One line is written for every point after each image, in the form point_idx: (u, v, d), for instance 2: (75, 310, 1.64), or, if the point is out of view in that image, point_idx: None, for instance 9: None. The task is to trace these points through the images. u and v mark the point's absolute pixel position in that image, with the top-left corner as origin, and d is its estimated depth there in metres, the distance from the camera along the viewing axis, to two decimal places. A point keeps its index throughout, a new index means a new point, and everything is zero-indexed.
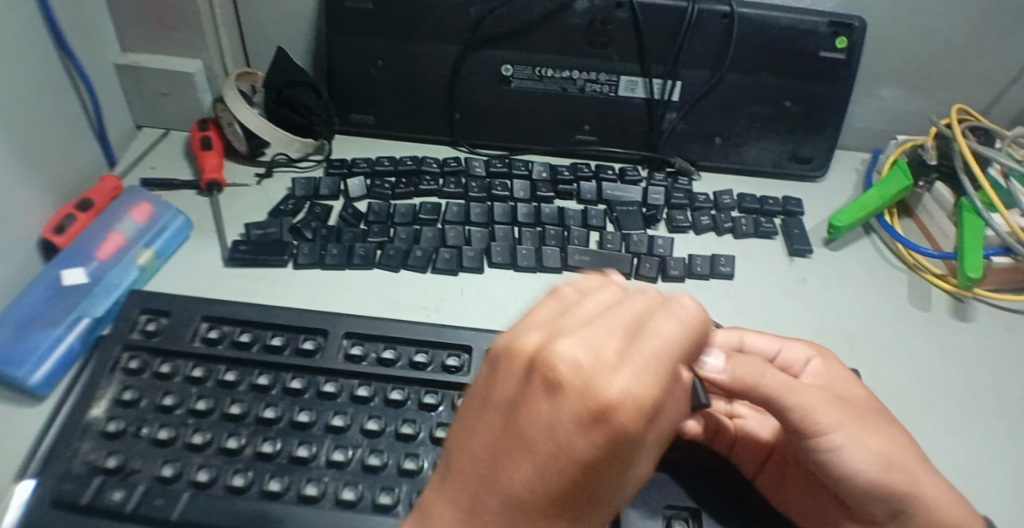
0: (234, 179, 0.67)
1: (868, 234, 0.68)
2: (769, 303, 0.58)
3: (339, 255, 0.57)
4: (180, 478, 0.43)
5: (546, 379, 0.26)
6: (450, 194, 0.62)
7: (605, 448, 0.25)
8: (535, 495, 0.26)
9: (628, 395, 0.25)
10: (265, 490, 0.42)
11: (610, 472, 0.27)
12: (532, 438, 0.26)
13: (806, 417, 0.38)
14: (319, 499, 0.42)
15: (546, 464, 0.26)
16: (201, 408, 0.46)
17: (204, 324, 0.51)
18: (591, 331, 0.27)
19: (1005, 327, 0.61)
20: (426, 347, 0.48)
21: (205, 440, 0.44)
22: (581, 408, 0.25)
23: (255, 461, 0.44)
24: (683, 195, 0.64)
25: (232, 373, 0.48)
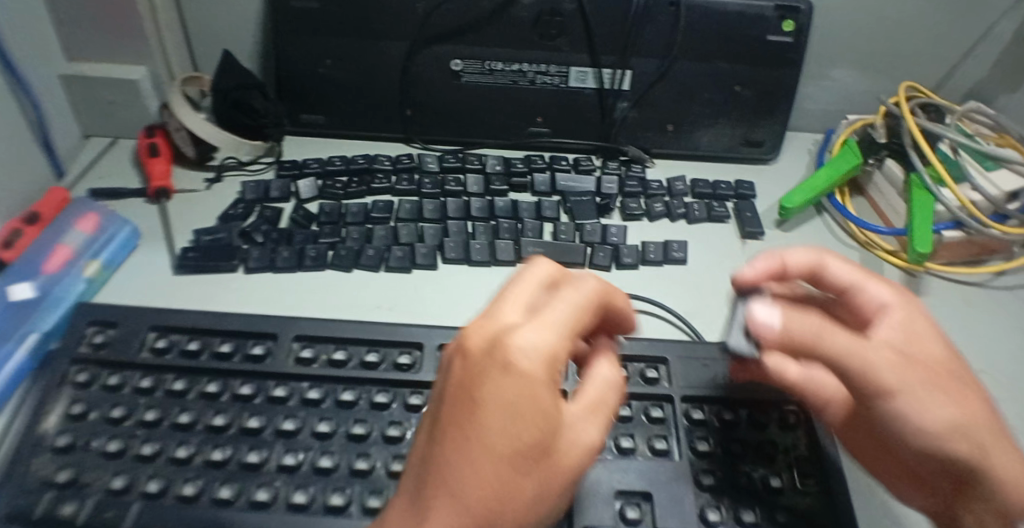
0: (181, 184, 0.66)
1: (821, 213, 0.69)
2: (723, 287, 0.58)
3: (289, 257, 0.56)
4: (131, 490, 0.42)
5: (459, 347, 0.30)
6: (403, 191, 0.61)
7: (518, 389, 0.28)
8: (465, 451, 0.28)
9: (522, 344, 0.29)
10: (215, 498, 0.41)
11: (533, 419, 0.28)
12: (453, 404, 0.29)
13: (871, 377, 0.34)
14: (270, 504, 0.41)
15: (468, 417, 0.28)
16: (150, 418, 0.45)
17: (152, 334, 0.50)
18: (488, 307, 0.32)
19: (956, 300, 0.62)
20: (377, 346, 0.48)
21: (155, 450, 0.44)
22: (488, 362, 0.29)
23: (205, 469, 0.43)
24: (637, 184, 0.64)
25: (182, 382, 0.47)
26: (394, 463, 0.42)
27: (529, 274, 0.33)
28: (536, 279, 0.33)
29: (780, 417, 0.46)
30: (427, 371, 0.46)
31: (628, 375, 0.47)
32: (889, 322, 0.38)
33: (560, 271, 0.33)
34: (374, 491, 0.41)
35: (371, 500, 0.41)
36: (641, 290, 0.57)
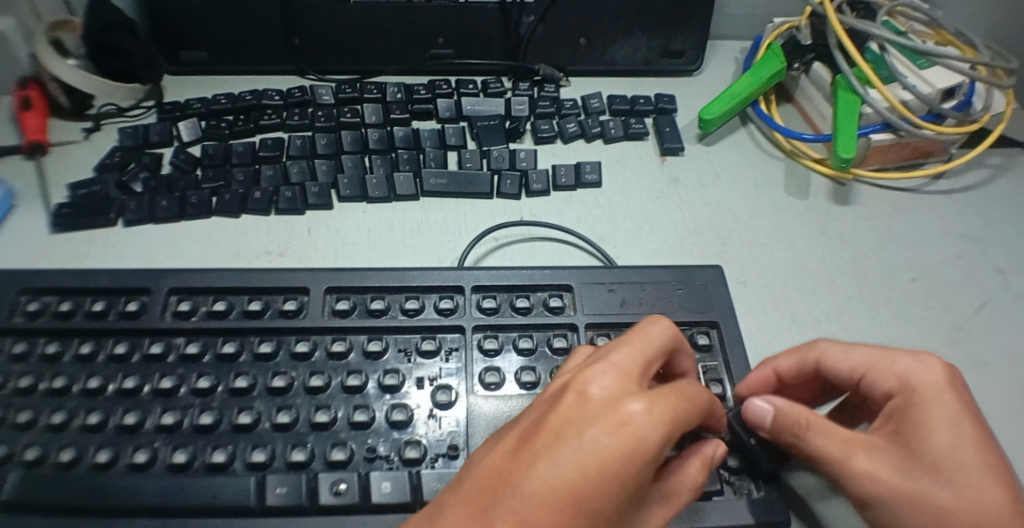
0: (60, 137, 0.58)
1: (747, 124, 0.66)
2: (637, 208, 0.56)
3: (169, 207, 0.52)
4: (8, 461, 0.40)
5: (581, 393, 0.34)
6: (295, 126, 0.57)
7: (624, 448, 0.32)
8: (545, 492, 0.31)
9: (647, 412, 0.33)
10: (93, 464, 0.39)
11: (618, 485, 0.31)
12: (549, 430, 0.33)
13: (834, 464, 0.37)
14: (149, 466, 0.39)
15: (565, 457, 0.32)
16: (24, 385, 0.42)
17: (24, 298, 0.46)
18: (631, 362, 0.36)
19: (882, 206, 0.61)
20: (260, 295, 0.46)
21: (31, 417, 0.41)
22: (605, 412, 0.33)
23: (81, 435, 0.41)
24: (549, 103, 0.60)
25: (54, 345, 0.44)
26: (279, 416, 0.41)
27: (662, 333, 0.37)
28: (659, 339, 0.37)
29: (692, 341, 0.46)
30: (314, 316, 0.45)
31: (531, 306, 0.46)
32: (890, 370, 0.40)
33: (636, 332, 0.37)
34: (257, 447, 0.40)
35: (254, 455, 0.40)
36: (549, 217, 0.54)
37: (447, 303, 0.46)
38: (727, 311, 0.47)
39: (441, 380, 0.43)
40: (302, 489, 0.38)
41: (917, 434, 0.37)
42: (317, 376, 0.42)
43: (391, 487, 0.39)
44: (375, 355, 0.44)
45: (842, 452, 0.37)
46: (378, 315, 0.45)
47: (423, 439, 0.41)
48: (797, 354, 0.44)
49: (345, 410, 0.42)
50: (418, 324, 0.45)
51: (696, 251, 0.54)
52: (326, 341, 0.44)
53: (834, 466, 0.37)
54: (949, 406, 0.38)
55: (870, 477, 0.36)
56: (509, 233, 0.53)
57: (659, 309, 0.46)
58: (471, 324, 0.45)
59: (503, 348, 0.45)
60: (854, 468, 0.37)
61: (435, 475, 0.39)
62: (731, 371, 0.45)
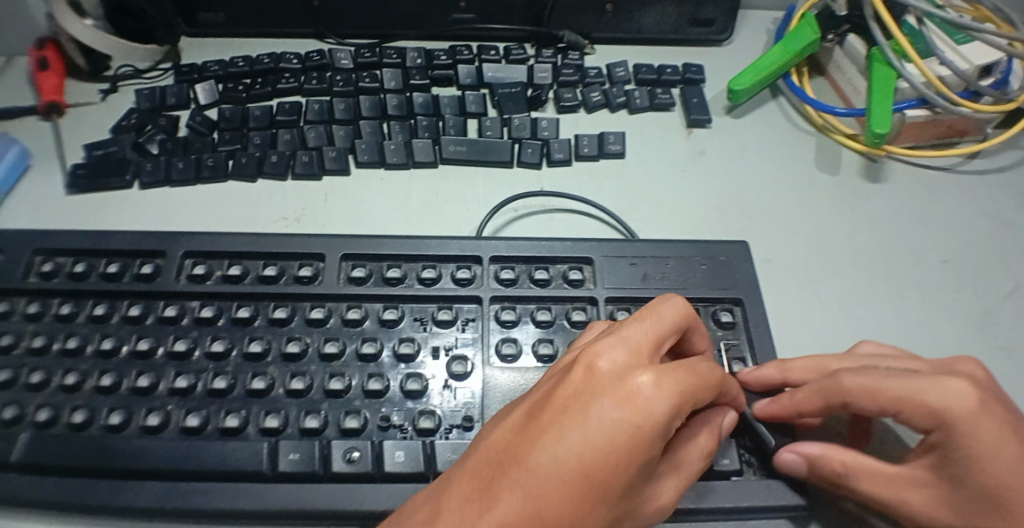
0: (76, 98, 0.57)
1: (777, 97, 0.63)
2: (660, 182, 0.55)
3: (185, 170, 0.51)
4: (22, 420, 0.40)
5: (589, 368, 0.33)
6: (313, 91, 0.56)
7: (630, 422, 0.31)
8: (552, 465, 0.31)
9: (655, 387, 0.32)
10: (106, 425, 0.39)
11: (626, 459, 0.31)
12: (556, 404, 0.33)
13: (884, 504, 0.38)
14: (162, 430, 0.39)
15: (573, 433, 0.32)
16: (38, 345, 0.42)
17: (39, 259, 0.46)
18: (642, 337, 0.34)
19: (916, 187, 0.58)
20: (275, 260, 0.45)
21: (43, 378, 0.41)
22: (613, 386, 0.32)
23: (95, 396, 0.41)
24: (573, 71, 0.58)
25: (68, 306, 0.43)
26: (293, 382, 0.41)
27: (676, 310, 0.35)
28: (673, 316, 0.35)
29: (714, 318, 0.44)
30: (329, 283, 0.44)
31: (550, 279, 0.45)
32: (926, 407, 0.36)
33: (652, 308, 0.36)
34: (270, 412, 0.40)
35: (268, 421, 0.39)
36: (570, 187, 0.53)
37: (464, 273, 0.45)
38: (751, 288, 0.45)
39: (457, 350, 0.43)
40: (315, 455, 0.38)
41: (967, 466, 0.35)
42: (331, 343, 0.42)
43: (404, 456, 0.38)
44: (390, 323, 0.43)
45: (888, 493, 0.37)
46: (394, 284, 0.44)
47: (436, 410, 0.41)
48: (821, 395, 0.39)
49: (359, 378, 0.41)
50: (435, 294, 0.44)
51: (721, 227, 0.53)
52: (341, 309, 0.44)
53: (888, 507, 0.38)
54: (990, 425, 0.36)
55: (925, 514, 0.37)
56: (529, 204, 0.52)
57: (681, 284, 0.45)
58: (488, 295, 0.44)
59: (521, 321, 0.44)
60: (908, 507, 0.37)
61: (449, 445, 0.39)
62: (754, 351, 0.44)
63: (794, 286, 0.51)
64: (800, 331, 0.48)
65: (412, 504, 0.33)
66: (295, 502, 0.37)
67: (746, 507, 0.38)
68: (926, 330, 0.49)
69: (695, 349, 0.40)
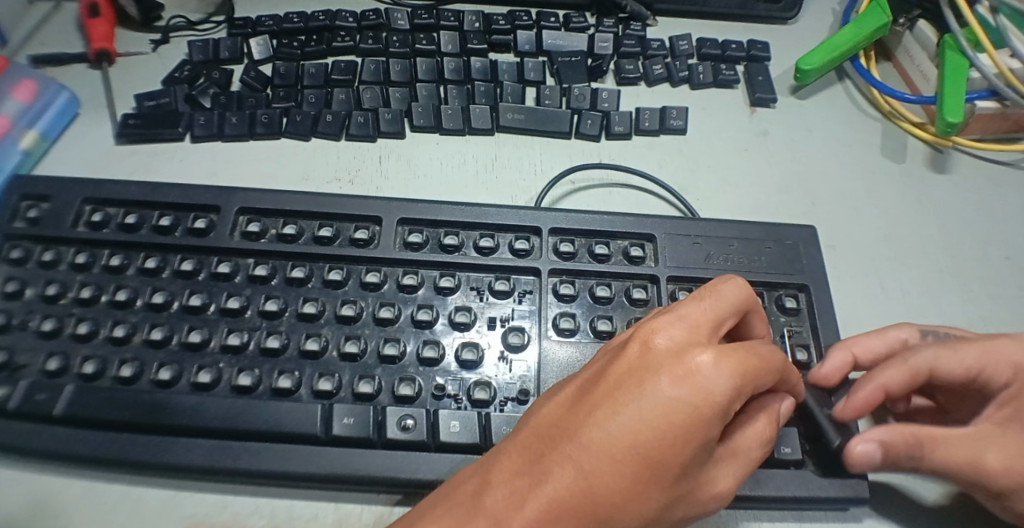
0: (127, 47, 0.56)
1: (843, 79, 0.60)
2: (721, 160, 0.53)
3: (238, 124, 0.50)
4: (67, 372, 0.40)
5: (644, 343, 0.32)
6: (368, 51, 0.54)
7: (688, 400, 0.30)
8: (606, 441, 0.30)
9: (715, 365, 0.30)
10: (156, 381, 0.39)
11: (684, 439, 0.30)
12: (609, 381, 0.32)
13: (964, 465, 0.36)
14: (213, 387, 0.39)
15: (626, 408, 0.30)
16: (86, 296, 0.41)
17: (89, 208, 0.45)
18: (702, 315, 0.33)
19: (985, 178, 0.55)
20: (329, 221, 0.44)
21: (90, 329, 0.40)
22: (670, 363, 0.31)
23: (144, 350, 0.40)
24: (635, 43, 0.56)
25: (118, 258, 0.43)
26: (347, 345, 0.40)
27: (737, 290, 0.34)
28: (734, 295, 0.34)
29: (778, 304, 0.43)
30: (385, 247, 0.43)
31: (610, 255, 0.44)
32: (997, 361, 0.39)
33: (714, 288, 0.34)
34: (324, 375, 0.39)
35: (321, 384, 0.39)
36: (629, 162, 0.52)
37: (523, 244, 0.44)
38: (817, 275, 0.44)
39: (513, 322, 0.42)
40: (370, 421, 0.37)
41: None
42: (386, 308, 0.41)
43: (460, 427, 0.37)
44: (446, 291, 0.42)
45: (967, 451, 0.36)
46: (451, 252, 0.43)
47: (491, 381, 0.40)
48: (906, 368, 0.39)
49: (415, 344, 0.40)
50: (493, 263, 0.43)
51: (782, 211, 0.51)
52: (397, 274, 0.43)
53: (965, 468, 0.36)
54: None
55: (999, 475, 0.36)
56: (587, 178, 0.51)
57: (745, 267, 0.43)
58: (548, 267, 0.43)
59: (579, 296, 0.43)
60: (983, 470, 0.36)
61: (504, 418, 0.38)
62: (818, 339, 0.42)
63: (856, 275, 0.49)
64: (861, 322, 0.47)
65: (459, 478, 0.33)
66: (348, 468, 0.37)
67: (805, 497, 0.37)
68: (993, 326, 0.47)
69: (752, 333, 0.38)
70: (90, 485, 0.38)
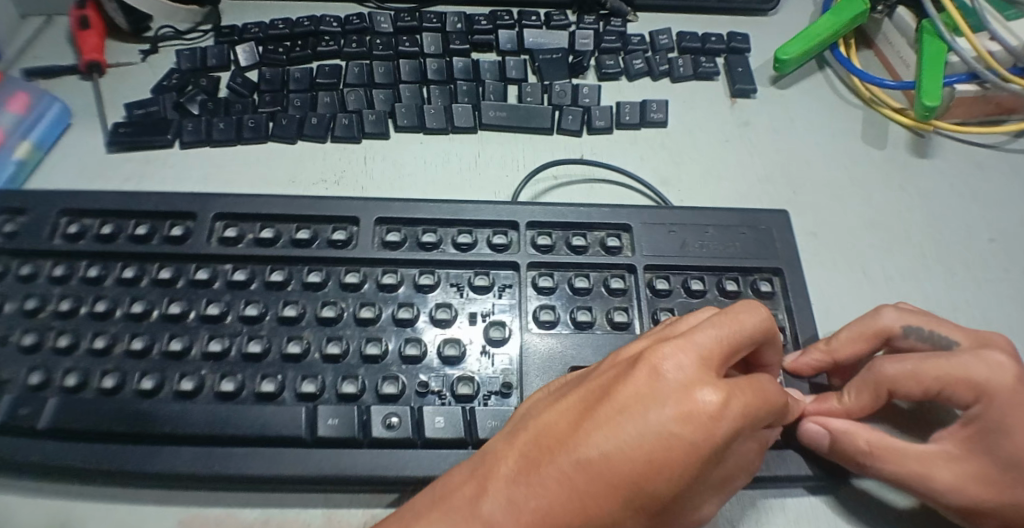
0: (117, 58, 0.57)
1: (824, 68, 0.61)
2: (703, 151, 0.54)
3: (226, 130, 0.51)
4: (50, 385, 0.40)
5: (654, 369, 0.31)
6: (352, 54, 0.55)
7: (690, 439, 0.30)
8: (603, 463, 0.30)
9: (722, 406, 0.30)
10: (138, 390, 0.39)
11: (679, 472, 0.30)
12: (613, 402, 0.31)
13: (914, 481, 0.36)
14: (196, 395, 0.39)
15: (627, 434, 0.30)
16: (65, 308, 0.42)
17: (64, 220, 0.45)
18: (715, 343, 0.32)
19: (969, 162, 0.56)
20: (307, 225, 0.45)
21: (71, 341, 0.41)
22: (678, 395, 0.30)
23: (125, 360, 0.40)
24: (616, 38, 0.57)
25: (95, 268, 0.43)
26: (329, 346, 0.41)
27: (755, 319, 0.33)
28: (750, 325, 0.33)
29: (754, 288, 0.43)
30: (364, 247, 0.44)
31: (587, 246, 0.45)
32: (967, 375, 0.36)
33: (732, 315, 0.33)
34: (307, 378, 0.40)
35: (305, 386, 0.39)
36: (612, 156, 0.52)
37: (500, 239, 0.44)
38: (792, 259, 0.44)
39: (494, 316, 0.42)
40: (355, 420, 0.38)
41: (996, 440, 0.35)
42: (367, 308, 0.42)
43: (444, 422, 0.38)
44: (426, 288, 0.43)
45: (920, 468, 0.36)
46: (429, 249, 0.44)
47: (475, 376, 0.40)
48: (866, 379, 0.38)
49: (397, 342, 0.41)
50: (472, 259, 0.44)
51: (763, 198, 0.52)
52: (376, 274, 0.43)
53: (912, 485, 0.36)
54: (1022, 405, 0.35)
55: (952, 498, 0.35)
56: (570, 174, 0.51)
57: (720, 253, 0.44)
58: (526, 261, 0.44)
59: (558, 288, 0.43)
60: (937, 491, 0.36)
61: (489, 412, 0.39)
62: (795, 324, 0.43)
63: (839, 262, 0.50)
64: (845, 307, 0.47)
65: (451, 477, 0.33)
66: (333, 465, 0.37)
67: (783, 476, 0.38)
68: (976, 307, 0.48)
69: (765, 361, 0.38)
70: (78, 492, 0.38)
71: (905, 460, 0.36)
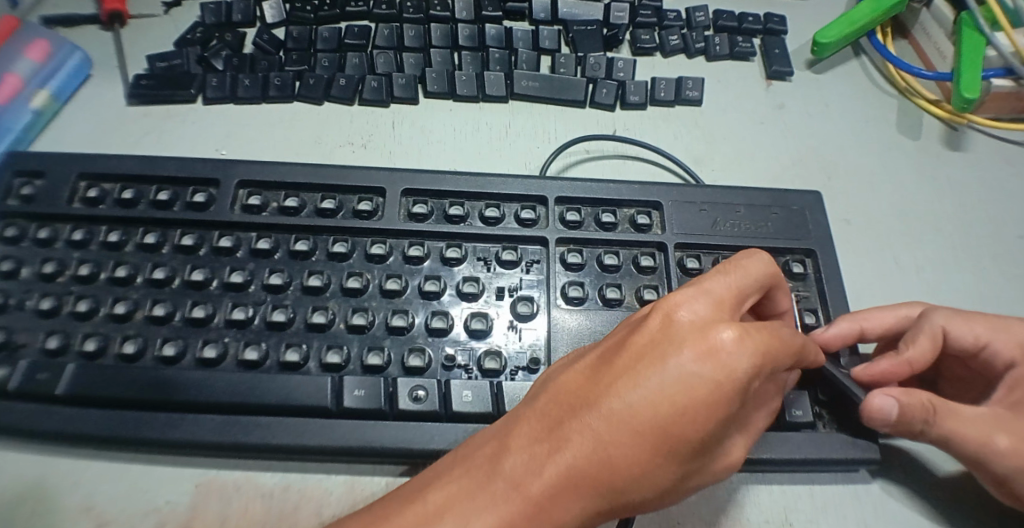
0: (138, 9, 0.55)
1: (860, 55, 0.60)
2: (737, 132, 0.53)
3: (251, 87, 0.50)
4: (68, 351, 0.38)
5: (667, 317, 0.31)
6: (382, 17, 0.54)
7: (708, 374, 0.29)
8: (624, 412, 0.29)
9: (739, 342, 0.29)
10: (160, 357, 0.38)
11: (703, 416, 0.29)
12: (627, 351, 0.31)
13: (971, 444, 0.36)
14: (220, 362, 0.38)
15: (647, 382, 0.30)
16: (85, 273, 0.40)
17: (84, 184, 0.43)
18: (727, 292, 0.32)
19: (1003, 156, 0.55)
20: (332, 194, 0.44)
21: (90, 306, 0.39)
22: (693, 335, 0.30)
23: (146, 327, 0.39)
24: (651, 13, 0.56)
25: (116, 234, 0.41)
26: (355, 317, 0.39)
27: (759, 266, 0.33)
28: (755, 270, 0.32)
29: (786, 270, 0.43)
30: (390, 218, 0.42)
31: (616, 223, 0.44)
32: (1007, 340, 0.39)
33: (738, 265, 0.33)
34: (332, 348, 0.39)
35: (330, 357, 0.38)
36: (645, 133, 0.51)
37: (528, 213, 0.43)
38: (825, 241, 0.44)
39: (522, 292, 0.41)
40: (381, 394, 0.37)
41: None
42: (393, 280, 0.40)
43: (472, 396, 0.37)
44: (452, 262, 0.41)
45: (978, 433, 0.36)
46: (456, 222, 0.43)
47: (501, 351, 0.39)
48: (924, 335, 0.39)
49: (423, 315, 0.40)
50: (499, 233, 0.42)
51: (796, 182, 0.51)
52: (402, 246, 0.42)
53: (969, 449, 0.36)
54: None
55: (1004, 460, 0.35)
56: (602, 150, 0.50)
57: (752, 232, 0.43)
58: (554, 237, 0.43)
59: (588, 265, 0.42)
60: (993, 451, 0.35)
61: (516, 387, 0.38)
62: (826, 304, 0.42)
63: (872, 250, 0.49)
64: (875, 295, 0.47)
65: (479, 442, 0.32)
66: (360, 437, 0.36)
67: (818, 460, 0.37)
68: (1006, 301, 0.47)
69: (777, 308, 0.38)
70: (95, 463, 0.37)
71: (963, 423, 0.36)
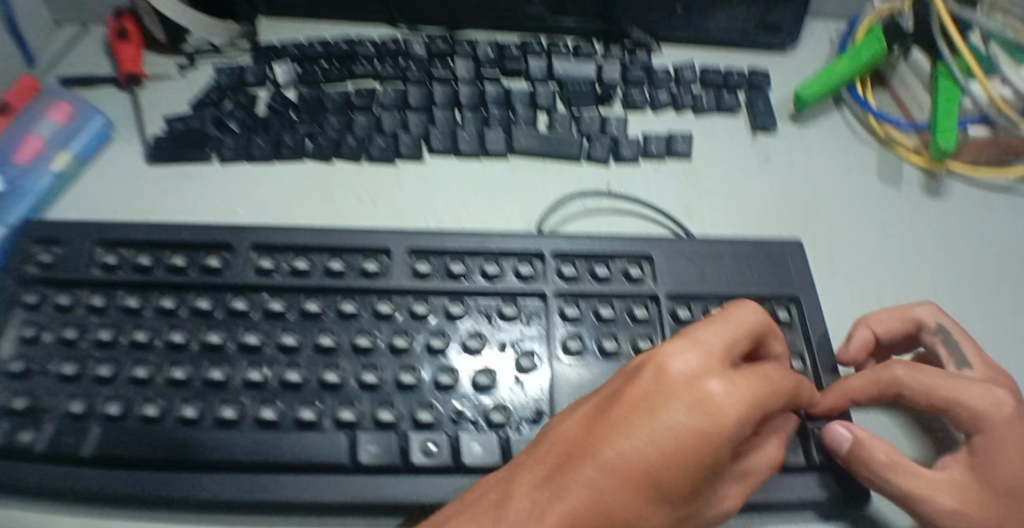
0: (155, 71, 0.59)
1: (840, 106, 0.63)
2: (725, 184, 0.55)
3: (265, 147, 0.53)
4: (92, 414, 0.40)
5: (660, 368, 0.32)
6: (388, 78, 0.57)
7: (697, 424, 0.30)
8: (624, 462, 0.31)
9: (726, 393, 0.31)
10: (180, 418, 0.39)
11: (693, 466, 0.30)
12: (624, 401, 0.32)
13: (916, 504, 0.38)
14: (238, 422, 0.40)
15: (640, 432, 0.31)
16: (106, 338, 0.42)
17: (101, 251, 0.46)
18: (719, 342, 0.33)
19: (980, 201, 0.58)
20: (339, 254, 0.46)
21: (112, 371, 0.41)
22: (685, 390, 0.31)
23: (166, 389, 0.41)
24: (642, 71, 0.59)
25: (135, 298, 0.43)
26: (365, 375, 0.41)
27: (749, 317, 0.35)
28: (746, 323, 0.34)
29: (772, 315, 0.45)
30: (396, 277, 0.45)
31: (610, 275, 0.46)
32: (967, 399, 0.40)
33: (729, 318, 0.34)
34: (345, 405, 0.40)
35: (343, 413, 0.40)
36: (638, 186, 0.54)
37: (526, 268, 0.46)
38: (806, 287, 0.46)
39: (523, 345, 0.43)
40: (394, 448, 0.39)
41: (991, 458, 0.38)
42: (401, 337, 0.43)
43: (481, 449, 0.39)
44: (456, 317, 0.44)
45: (923, 492, 0.38)
46: (458, 279, 0.45)
47: (507, 404, 0.41)
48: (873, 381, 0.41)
49: (430, 370, 0.42)
50: (499, 289, 0.45)
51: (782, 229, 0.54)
52: (407, 302, 0.44)
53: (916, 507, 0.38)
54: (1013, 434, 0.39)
55: (955, 515, 0.37)
56: (598, 204, 0.53)
57: (740, 280, 0.46)
58: (551, 289, 0.45)
59: (584, 317, 0.45)
60: (937, 509, 0.37)
61: (523, 439, 0.40)
62: (812, 349, 0.44)
63: (858, 298, 0.51)
64: None
65: (483, 487, 0.34)
66: (375, 492, 0.38)
67: (808, 499, 0.39)
68: (986, 342, 0.50)
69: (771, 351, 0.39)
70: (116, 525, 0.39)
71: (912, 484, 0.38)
